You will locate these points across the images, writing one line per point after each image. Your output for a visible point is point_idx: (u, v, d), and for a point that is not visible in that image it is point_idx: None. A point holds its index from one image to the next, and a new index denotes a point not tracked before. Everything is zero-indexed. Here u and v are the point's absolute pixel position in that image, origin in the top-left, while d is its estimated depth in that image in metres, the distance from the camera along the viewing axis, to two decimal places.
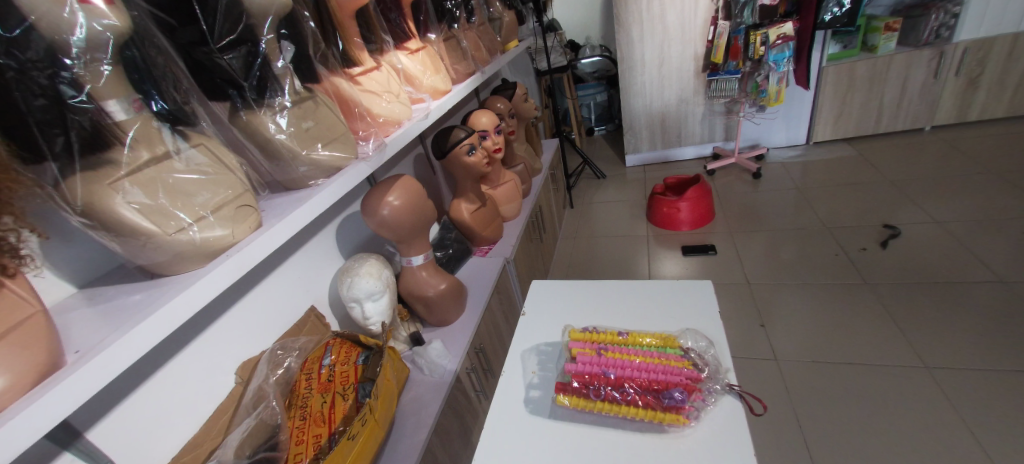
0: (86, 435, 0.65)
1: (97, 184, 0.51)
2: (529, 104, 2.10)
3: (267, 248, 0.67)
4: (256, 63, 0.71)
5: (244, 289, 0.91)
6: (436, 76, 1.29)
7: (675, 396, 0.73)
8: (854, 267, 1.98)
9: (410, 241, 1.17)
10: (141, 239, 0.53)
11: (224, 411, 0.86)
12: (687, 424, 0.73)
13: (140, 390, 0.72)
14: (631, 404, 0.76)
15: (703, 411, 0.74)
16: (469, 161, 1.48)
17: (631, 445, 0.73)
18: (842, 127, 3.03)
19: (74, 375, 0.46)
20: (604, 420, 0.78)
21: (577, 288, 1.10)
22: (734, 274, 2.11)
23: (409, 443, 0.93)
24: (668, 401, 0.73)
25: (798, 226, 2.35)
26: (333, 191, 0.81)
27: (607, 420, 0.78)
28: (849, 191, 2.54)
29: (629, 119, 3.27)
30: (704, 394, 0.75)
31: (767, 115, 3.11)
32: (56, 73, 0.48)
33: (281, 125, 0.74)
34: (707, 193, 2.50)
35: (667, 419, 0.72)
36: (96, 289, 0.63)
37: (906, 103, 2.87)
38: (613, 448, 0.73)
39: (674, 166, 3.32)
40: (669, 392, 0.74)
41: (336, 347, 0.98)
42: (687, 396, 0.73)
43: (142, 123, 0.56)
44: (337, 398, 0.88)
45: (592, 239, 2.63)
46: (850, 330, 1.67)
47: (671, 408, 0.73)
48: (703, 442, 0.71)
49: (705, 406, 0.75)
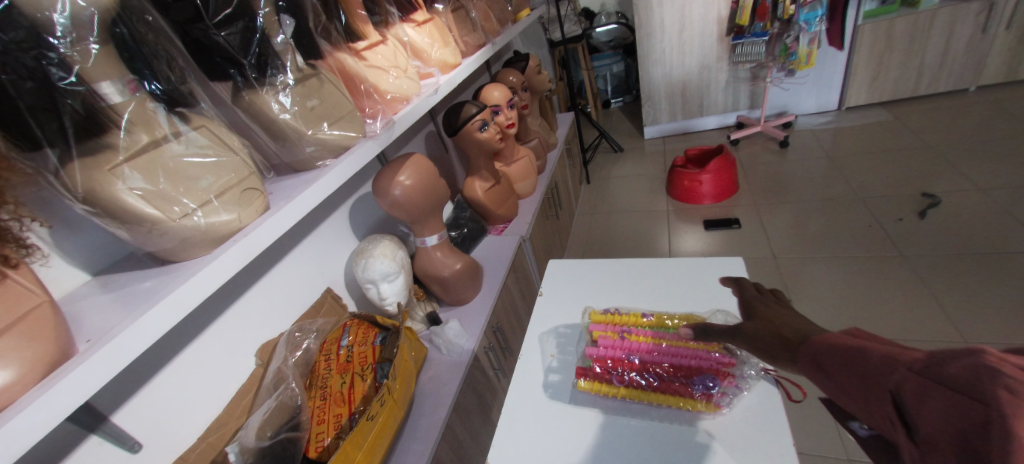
0: (110, 418, 0.66)
1: (96, 170, 0.49)
2: (542, 77, 2.02)
3: (276, 231, 0.66)
4: (255, 39, 0.66)
5: (258, 273, 0.90)
6: (445, 48, 1.24)
7: (708, 383, 0.71)
8: (888, 239, 1.88)
9: (424, 221, 1.14)
10: (146, 226, 0.52)
11: (246, 392, 0.87)
12: (718, 411, 0.70)
13: (159, 376, 0.73)
14: (658, 391, 0.74)
15: (735, 398, 0.71)
16: (482, 136, 1.42)
17: (658, 434, 0.71)
18: (877, 90, 2.85)
19: (83, 364, 0.45)
20: (628, 408, 0.76)
21: (595, 267, 1.07)
22: (759, 248, 2.04)
23: (429, 422, 0.94)
24: (700, 389, 0.71)
25: (828, 196, 2.23)
26: (341, 171, 0.79)
27: (630, 407, 0.76)
28: (884, 158, 2.39)
29: (648, 88, 3.13)
30: (737, 380, 0.72)
31: (795, 80, 2.94)
32: (41, 54, 0.45)
33: (285, 105, 0.71)
34: (730, 164, 2.39)
35: (699, 407, 0.70)
36: (110, 277, 0.63)
37: (950, 62, 2.67)
38: (637, 435, 0.71)
39: (695, 137, 3.19)
40: (700, 379, 0.72)
41: (354, 328, 0.98)
42: (717, 382, 0.71)
43: (138, 105, 0.53)
44: (356, 378, 0.88)
45: (610, 214, 2.57)
46: (881, 303, 1.61)
47: (702, 397, 0.71)
48: (738, 430, 0.68)
49: (738, 392, 0.72)
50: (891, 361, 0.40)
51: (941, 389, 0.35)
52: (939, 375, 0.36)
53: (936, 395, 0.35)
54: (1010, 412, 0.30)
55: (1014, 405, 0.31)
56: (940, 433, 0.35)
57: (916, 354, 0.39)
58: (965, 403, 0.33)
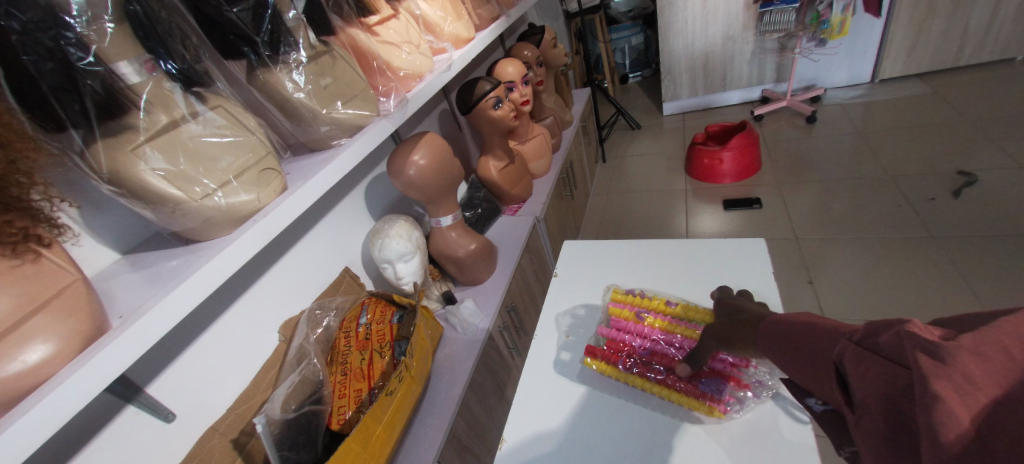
0: (145, 389, 0.69)
1: (119, 150, 0.50)
2: (558, 51, 1.96)
3: (294, 211, 0.67)
4: (267, 15, 0.65)
5: (278, 252, 0.92)
6: (458, 22, 1.21)
7: (712, 385, 0.73)
8: (919, 219, 1.81)
9: (439, 201, 1.14)
10: (170, 205, 0.54)
11: (270, 367, 0.90)
12: (722, 416, 0.70)
13: (188, 350, 0.76)
14: (663, 384, 0.76)
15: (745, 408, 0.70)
16: (496, 114, 1.40)
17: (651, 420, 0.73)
18: (915, 61, 2.69)
19: (117, 339, 0.47)
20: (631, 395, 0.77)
21: (610, 248, 1.06)
22: (780, 228, 1.99)
23: (445, 398, 0.96)
24: (704, 389, 0.73)
25: (855, 175, 2.15)
26: (355, 151, 0.79)
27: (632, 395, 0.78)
28: (918, 134, 2.28)
29: (668, 62, 3.02)
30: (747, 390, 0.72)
31: (826, 51, 2.79)
32: (60, 34, 0.45)
33: (299, 83, 0.71)
34: (753, 141, 2.31)
35: (700, 407, 0.71)
36: (138, 255, 0.65)
37: (997, 29, 2.49)
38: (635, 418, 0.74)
39: (716, 113, 3.08)
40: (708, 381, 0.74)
41: (372, 306, 0.99)
42: (725, 388, 0.72)
43: (155, 85, 0.53)
44: (375, 355, 0.91)
45: (626, 194, 2.53)
46: (907, 286, 1.56)
47: (706, 397, 0.72)
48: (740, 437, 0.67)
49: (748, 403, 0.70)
50: (842, 338, 0.47)
51: (875, 359, 0.40)
52: (875, 344, 0.41)
53: (871, 362, 0.40)
54: (926, 373, 0.34)
55: (930, 367, 0.35)
56: (871, 392, 0.40)
57: (860, 328, 0.45)
58: (892, 367, 0.38)
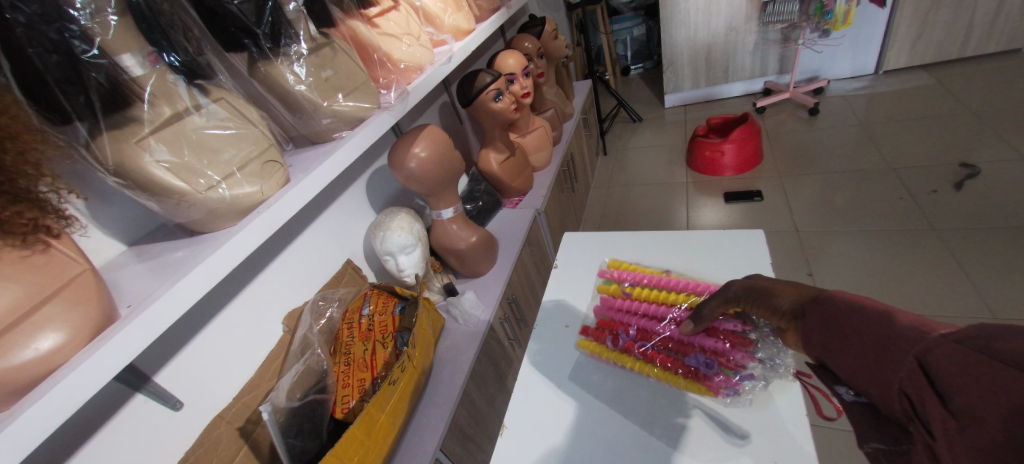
0: (153, 378, 0.71)
1: (124, 142, 0.51)
2: (559, 42, 1.95)
3: (297, 203, 0.67)
4: (267, 7, 0.65)
5: (281, 244, 0.93)
6: (458, 13, 1.20)
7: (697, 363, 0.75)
8: (920, 212, 1.80)
9: (440, 194, 1.15)
10: (175, 198, 0.54)
11: (275, 357, 0.91)
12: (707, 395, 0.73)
13: (194, 340, 0.77)
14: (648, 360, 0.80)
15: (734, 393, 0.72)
16: (497, 106, 1.40)
17: (641, 411, 0.75)
18: (919, 52, 2.66)
19: (126, 329, 0.48)
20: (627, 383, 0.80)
21: (610, 241, 1.07)
22: (780, 220, 1.99)
23: (447, 387, 0.97)
24: (690, 367, 0.75)
25: (858, 167, 2.14)
26: (356, 144, 0.79)
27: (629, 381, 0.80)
28: (922, 125, 2.26)
29: (670, 53, 3.00)
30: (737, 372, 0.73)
31: (830, 42, 2.76)
32: (64, 26, 0.45)
33: (300, 76, 0.71)
34: (755, 133, 2.30)
35: (683, 385, 0.75)
36: (144, 247, 0.66)
37: (1003, 19, 2.47)
38: (630, 410, 0.75)
39: (718, 105, 3.06)
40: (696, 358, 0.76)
41: (374, 297, 1.01)
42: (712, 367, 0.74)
43: (159, 77, 0.54)
44: (378, 345, 0.92)
45: (627, 187, 2.53)
46: (907, 278, 1.57)
47: (690, 376, 0.75)
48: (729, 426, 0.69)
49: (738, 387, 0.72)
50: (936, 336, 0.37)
51: (1001, 367, 0.31)
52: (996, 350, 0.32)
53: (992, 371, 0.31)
54: None
55: None
56: (990, 407, 0.31)
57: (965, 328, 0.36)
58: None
